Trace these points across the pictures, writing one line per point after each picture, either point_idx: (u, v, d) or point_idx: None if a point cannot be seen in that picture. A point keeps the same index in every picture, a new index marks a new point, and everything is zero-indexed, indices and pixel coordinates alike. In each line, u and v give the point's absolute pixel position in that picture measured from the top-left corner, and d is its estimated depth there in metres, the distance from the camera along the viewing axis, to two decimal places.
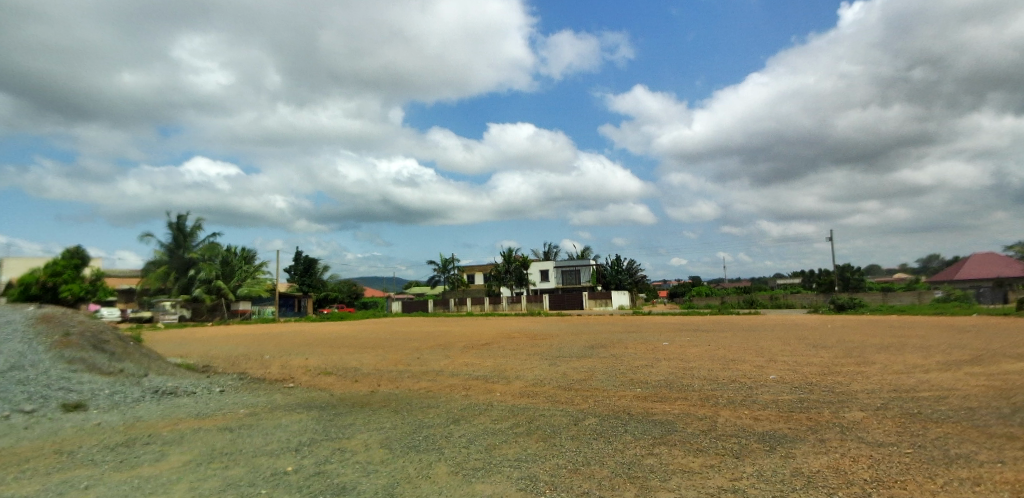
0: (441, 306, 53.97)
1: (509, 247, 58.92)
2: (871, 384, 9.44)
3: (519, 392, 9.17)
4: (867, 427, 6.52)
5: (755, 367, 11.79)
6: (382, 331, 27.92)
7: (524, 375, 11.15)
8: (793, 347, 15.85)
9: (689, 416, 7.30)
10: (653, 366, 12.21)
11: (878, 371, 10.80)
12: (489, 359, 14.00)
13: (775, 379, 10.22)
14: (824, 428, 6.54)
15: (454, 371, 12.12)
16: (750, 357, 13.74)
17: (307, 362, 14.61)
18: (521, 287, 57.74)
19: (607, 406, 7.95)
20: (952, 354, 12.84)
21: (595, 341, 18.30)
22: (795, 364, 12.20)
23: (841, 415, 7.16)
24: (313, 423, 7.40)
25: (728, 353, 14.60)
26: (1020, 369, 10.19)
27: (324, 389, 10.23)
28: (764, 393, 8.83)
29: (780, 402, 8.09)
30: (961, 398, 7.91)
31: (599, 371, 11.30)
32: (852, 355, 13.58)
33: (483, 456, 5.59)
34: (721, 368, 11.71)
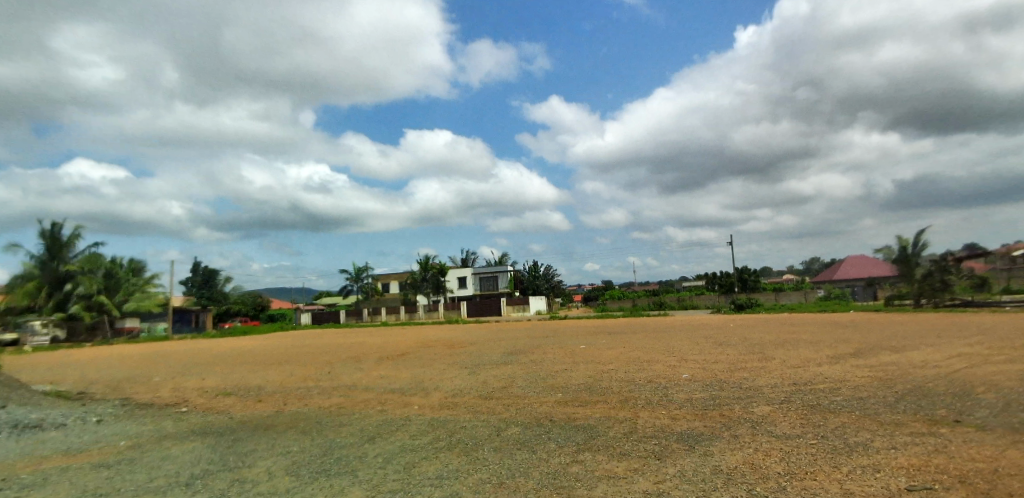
0: (354, 317, 52.03)
1: (425, 255, 57.96)
2: (774, 378, 10.01)
3: (439, 404, 8.84)
4: (774, 421, 6.83)
5: (668, 367, 12.20)
6: (290, 345, 26.35)
7: (443, 385, 10.81)
8: (701, 346, 16.64)
9: (610, 419, 7.32)
10: (572, 370, 12.29)
11: (778, 366, 11.51)
12: (406, 370, 13.49)
13: (687, 378, 10.59)
14: (736, 424, 6.76)
15: (369, 384, 11.54)
16: (663, 357, 14.23)
17: (204, 383, 13.37)
18: (438, 295, 56.94)
19: (529, 414, 7.82)
20: (839, 347, 13.99)
21: (514, 347, 18.25)
22: (704, 362, 12.75)
23: (750, 410, 7.47)
24: (209, 452, 6.66)
25: (642, 354, 15.05)
26: (897, 360, 11.25)
27: (223, 412, 9.36)
28: (679, 392, 9.08)
29: (694, 400, 8.34)
30: (852, 388, 8.53)
31: (519, 378, 11.18)
32: (754, 351, 14.44)
33: (401, 476, 5.23)
34: (636, 370, 11.98)
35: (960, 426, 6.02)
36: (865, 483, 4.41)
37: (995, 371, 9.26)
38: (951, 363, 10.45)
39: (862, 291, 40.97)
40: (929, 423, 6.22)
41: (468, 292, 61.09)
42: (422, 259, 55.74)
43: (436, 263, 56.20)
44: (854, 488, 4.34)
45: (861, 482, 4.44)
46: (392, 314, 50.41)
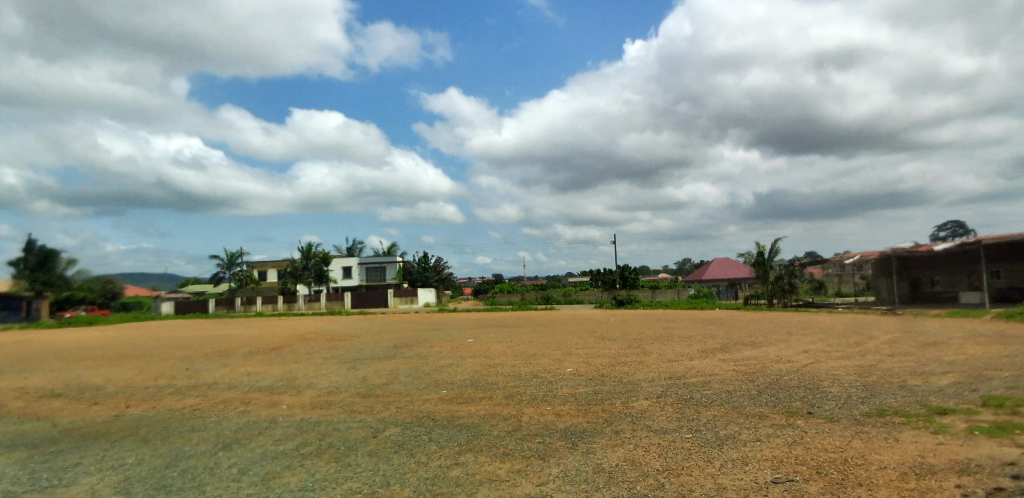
0: (225, 306, 47.85)
1: (309, 243, 54.71)
2: (652, 372, 10.46)
3: (311, 403, 8.14)
4: (652, 415, 7.01)
5: (553, 361, 12.32)
6: (144, 337, 23.47)
7: (318, 382, 10.05)
8: (585, 340, 17.14)
9: (494, 417, 7.12)
10: (457, 365, 12.02)
11: (654, 360, 12.05)
12: (278, 366, 12.42)
13: (571, 372, 10.73)
14: (618, 419, 6.87)
15: (234, 382, 10.43)
16: (549, 351, 14.41)
17: (25, 383, 11.36)
18: (320, 285, 54.00)
19: (410, 413, 7.40)
20: (707, 343, 15.03)
21: (399, 341, 17.60)
22: (588, 356, 13.06)
23: (630, 405, 7.63)
24: (15, 469, 5.50)
25: (529, 348, 15.13)
26: (756, 355, 12.25)
27: (46, 418, 7.93)
28: (563, 387, 9.11)
29: (577, 395, 8.41)
30: (720, 382, 9.07)
31: (402, 374, 10.70)
32: (632, 346, 15.09)
33: (257, 490, 4.59)
34: (523, 364, 11.96)
35: (812, 418, 6.56)
36: (736, 477, 4.55)
37: (836, 365, 10.37)
38: (800, 358, 11.57)
39: (724, 291, 44.84)
40: (787, 416, 6.71)
41: (353, 283, 58.61)
42: (306, 247, 52.62)
43: (320, 251, 53.28)
44: (726, 482, 4.47)
45: (732, 476, 4.59)
46: (270, 304, 47.05)
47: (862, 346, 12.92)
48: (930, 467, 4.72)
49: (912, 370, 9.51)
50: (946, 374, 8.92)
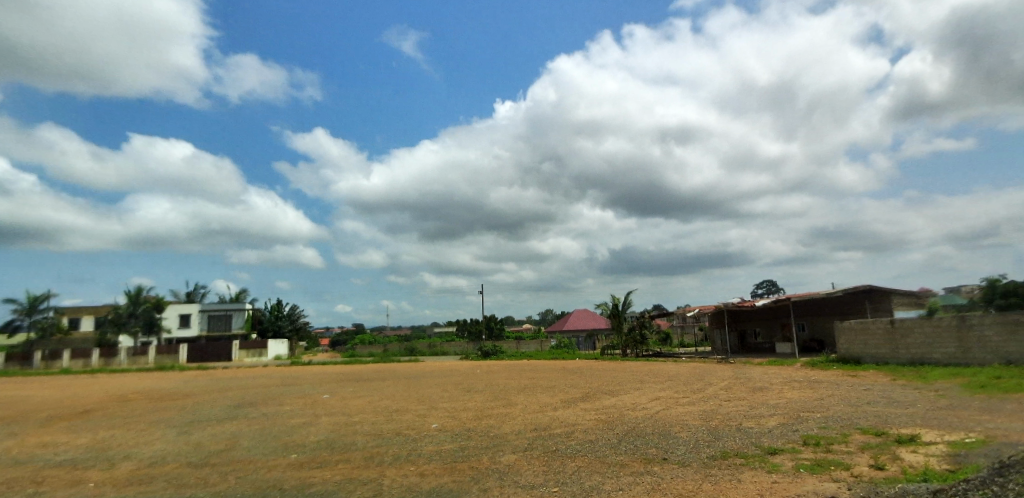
0: (19, 362, 39.80)
1: (138, 287, 48.07)
2: (518, 424, 10.42)
3: (128, 478, 6.88)
4: (519, 470, 6.90)
5: (417, 417, 11.79)
6: None
7: (138, 451, 8.56)
8: (450, 392, 16.73)
9: (352, 482, 6.54)
10: (312, 424, 11.00)
11: (520, 412, 12.07)
12: (85, 435, 10.41)
13: (436, 428, 10.32)
14: (484, 476, 6.64)
15: (20, 458, 8.50)
16: (412, 406, 13.81)
17: None
18: (150, 336, 47.34)
19: (254, 483, 6.53)
20: (570, 393, 15.43)
21: (243, 399, 15.79)
22: (453, 410, 12.71)
23: (497, 460, 7.45)
24: None
25: (391, 403, 14.39)
26: (614, 404, 12.80)
27: None
28: (427, 444, 8.69)
29: (442, 453, 8.05)
30: (582, 432, 9.28)
31: (246, 438, 9.52)
32: (498, 397, 15.01)
33: None
34: (385, 421, 11.30)
35: (667, 463, 6.89)
36: None
37: (685, 411, 11.15)
38: (653, 405, 12.30)
39: (583, 341, 47.03)
40: (645, 462, 6.99)
41: (191, 333, 52.23)
42: (134, 292, 46.06)
43: (152, 296, 47.00)
44: None
45: None
46: (81, 359, 40.09)
47: (705, 393, 14.09)
48: None
49: (747, 414, 10.52)
50: (772, 416, 10.00)
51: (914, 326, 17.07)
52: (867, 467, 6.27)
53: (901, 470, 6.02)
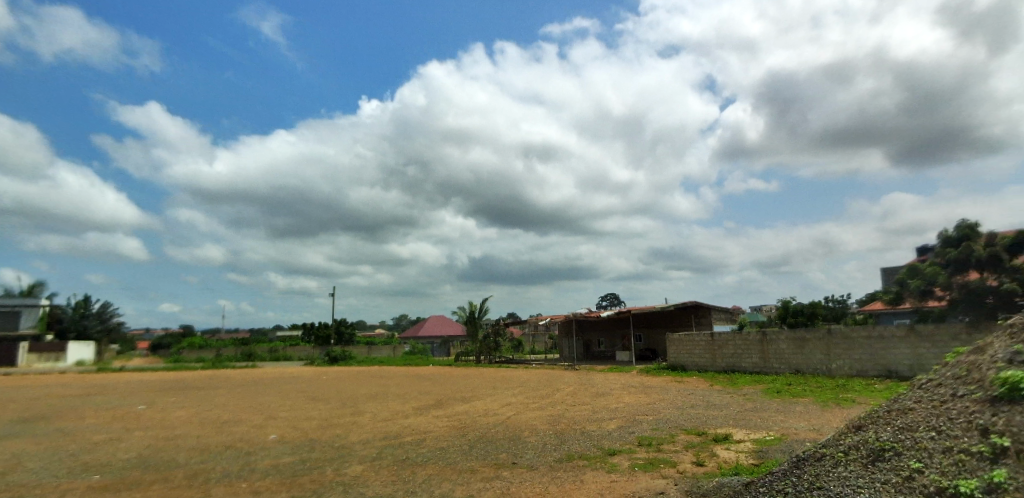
0: None
1: None
2: (366, 433, 9.97)
3: None
4: (366, 481, 6.57)
5: (253, 428, 10.77)
6: None
7: None
8: (292, 401, 15.56)
9: None
10: (121, 440, 9.51)
11: (369, 420, 11.59)
12: None
13: (274, 440, 9.49)
14: (328, 490, 6.22)
15: None
16: (248, 416, 12.59)
17: None
18: None
19: None
20: (421, 400, 15.18)
21: (30, 413, 13.20)
22: (295, 420, 11.82)
23: (342, 473, 7.01)
24: None
25: (223, 414, 12.99)
26: (466, 410, 12.85)
27: None
28: (264, 458, 7.94)
29: (281, 467, 7.39)
30: (435, 439, 9.13)
31: (30, 458, 7.92)
32: (346, 406, 14.29)
33: None
34: (215, 434, 10.15)
35: (516, 468, 7.03)
36: None
37: (533, 416, 11.53)
38: (504, 411, 12.55)
39: (437, 347, 46.83)
40: (495, 468, 7.07)
41: None
42: None
43: None
44: None
45: None
46: None
47: (552, 398, 14.73)
48: None
49: (590, 418, 11.17)
50: (612, 420, 10.74)
51: (728, 338, 19.50)
52: (690, 464, 6.98)
53: (717, 465, 6.79)
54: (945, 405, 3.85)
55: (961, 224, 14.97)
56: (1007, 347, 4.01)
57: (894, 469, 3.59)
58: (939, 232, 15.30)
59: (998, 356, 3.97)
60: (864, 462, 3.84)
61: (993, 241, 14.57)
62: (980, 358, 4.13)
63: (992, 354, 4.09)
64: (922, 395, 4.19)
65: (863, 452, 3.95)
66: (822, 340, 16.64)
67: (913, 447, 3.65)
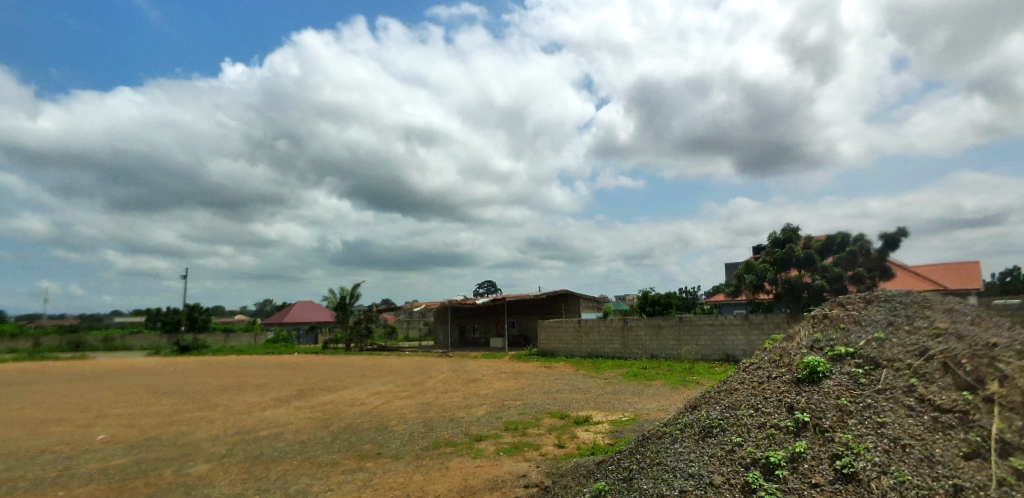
0: None
1: None
2: (216, 428, 9.20)
3: None
4: (212, 481, 6.07)
5: (76, 428, 9.46)
6: None
7: None
8: (129, 395, 13.90)
9: None
10: None
11: (221, 414, 10.71)
12: None
13: (103, 440, 8.41)
14: (166, 493, 5.66)
15: None
16: (72, 414, 11.03)
17: None
18: None
19: None
20: (283, 390, 14.32)
21: None
22: (132, 417, 10.58)
23: (183, 473, 6.40)
24: None
25: (38, 413, 11.24)
26: (331, 400, 12.37)
27: None
28: (88, 462, 7.01)
29: (111, 470, 6.59)
30: (294, 432, 8.66)
31: None
32: (195, 399, 13.06)
33: None
34: (26, 436, 8.75)
35: (380, 459, 6.90)
36: None
37: (402, 405, 11.40)
38: (372, 400, 12.26)
39: (304, 335, 44.43)
40: (357, 460, 6.88)
41: None
42: None
43: None
44: None
45: None
46: None
47: (423, 385, 14.66)
48: (471, 488, 5.57)
49: (459, 404, 11.28)
50: (481, 406, 10.93)
51: (593, 326, 20.70)
52: (552, 446, 7.33)
53: (576, 446, 7.21)
54: (762, 386, 4.41)
55: (786, 228, 17.24)
56: (810, 336, 4.71)
57: (719, 443, 4.04)
58: (768, 234, 17.49)
59: (803, 343, 4.64)
60: (696, 438, 4.28)
61: (808, 243, 16.95)
62: (789, 344, 4.79)
63: (798, 341, 4.77)
64: (744, 377, 4.76)
65: (695, 429, 4.40)
66: (674, 327, 18.27)
67: (736, 424, 4.12)
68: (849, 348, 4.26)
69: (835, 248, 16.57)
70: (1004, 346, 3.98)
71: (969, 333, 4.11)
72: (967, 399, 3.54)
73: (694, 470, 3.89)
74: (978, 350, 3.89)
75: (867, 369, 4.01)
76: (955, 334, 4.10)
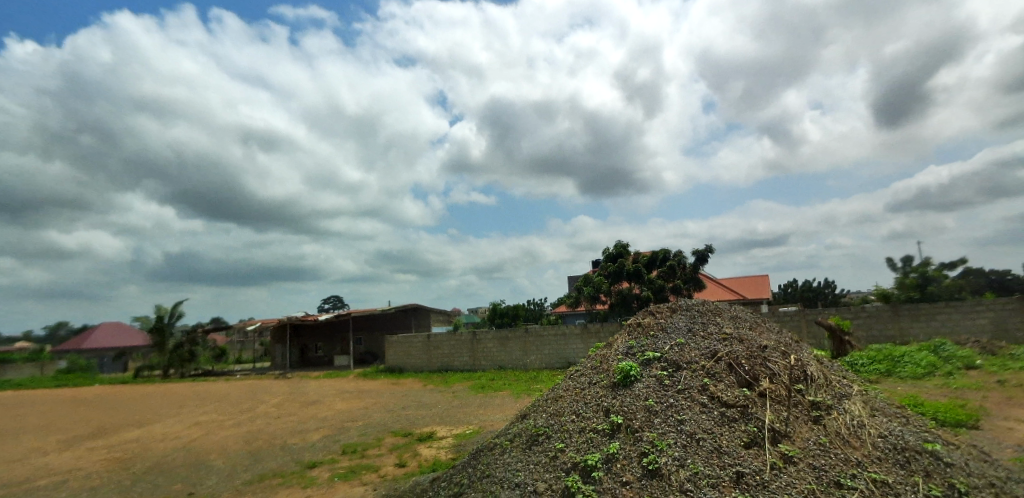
0: None
1: None
2: None
3: None
4: None
5: None
6: None
7: None
8: None
9: None
10: None
11: None
12: None
13: None
14: None
15: None
16: None
17: None
18: None
19: None
20: (74, 430, 12.17)
21: None
22: None
23: None
24: None
25: None
26: (137, 437, 10.78)
27: None
28: None
29: None
30: (83, 479, 7.39)
31: None
32: None
33: None
34: None
35: None
36: None
37: (225, 435, 10.30)
38: (189, 432, 10.93)
39: (109, 362, 38.18)
40: None
41: None
42: None
43: None
44: None
45: None
46: None
47: (253, 412, 13.44)
48: None
49: (292, 430, 10.49)
50: (317, 430, 10.26)
51: (443, 339, 20.63)
52: (391, 466, 7.12)
53: (417, 464, 7.09)
54: (584, 392, 4.72)
55: (618, 244, 18.87)
56: (626, 342, 5.17)
57: (544, 451, 4.24)
58: (603, 249, 18.97)
59: (619, 349, 5.07)
60: (523, 447, 4.45)
61: (636, 258, 18.73)
62: (608, 351, 5.20)
63: (616, 348, 5.20)
64: (569, 384, 5.07)
65: (523, 438, 4.57)
66: (519, 339, 18.90)
67: (559, 430, 4.36)
68: (657, 353, 4.74)
69: (658, 262, 18.55)
70: (773, 348, 4.74)
71: (748, 336, 4.83)
72: (745, 395, 4.16)
73: (520, 479, 4.03)
74: (755, 352, 4.59)
75: (670, 371, 4.50)
76: (737, 338, 4.79)
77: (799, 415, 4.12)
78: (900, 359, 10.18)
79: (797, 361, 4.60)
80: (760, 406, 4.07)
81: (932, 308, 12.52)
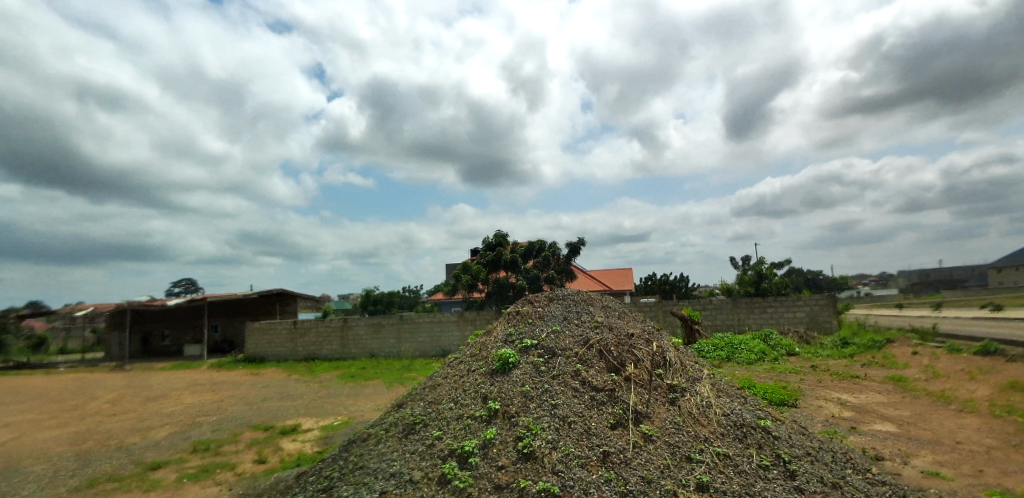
0: None
1: None
2: None
3: None
4: None
5: None
6: None
7: None
8: None
9: None
10: None
11: None
12: None
13: None
14: None
15: None
16: None
17: None
18: None
19: None
20: None
21: None
22: None
23: None
24: None
25: None
26: None
27: None
28: None
29: None
30: None
31: None
32: None
33: None
34: None
35: None
36: None
37: (46, 437, 8.89)
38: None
39: None
40: None
41: None
42: None
43: None
44: None
45: None
46: None
47: (82, 409, 11.74)
48: None
49: (131, 428, 9.32)
50: (162, 427, 9.23)
51: (310, 326, 19.54)
52: (250, 463, 6.60)
53: (279, 459, 6.64)
54: (463, 379, 4.73)
55: (498, 234, 19.18)
56: (504, 330, 5.26)
57: (421, 439, 4.18)
58: (482, 238, 19.13)
59: (499, 336, 5.15)
60: (399, 436, 4.36)
61: (514, 248, 19.16)
62: (488, 339, 5.26)
63: (495, 335, 5.28)
64: (448, 372, 5.06)
65: (400, 427, 4.48)
66: (393, 326, 18.48)
67: (437, 418, 4.33)
68: (533, 340, 4.88)
69: (535, 253, 19.20)
70: (638, 336, 5.10)
71: (617, 325, 5.16)
72: (612, 379, 4.44)
73: (395, 469, 3.95)
74: (622, 339, 4.91)
75: (546, 358, 4.65)
76: (607, 326, 5.09)
77: (657, 397, 4.47)
78: (738, 346, 11.48)
79: (658, 347, 5.00)
80: (625, 390, 4.36)
81: (764, 302, 14.28)
